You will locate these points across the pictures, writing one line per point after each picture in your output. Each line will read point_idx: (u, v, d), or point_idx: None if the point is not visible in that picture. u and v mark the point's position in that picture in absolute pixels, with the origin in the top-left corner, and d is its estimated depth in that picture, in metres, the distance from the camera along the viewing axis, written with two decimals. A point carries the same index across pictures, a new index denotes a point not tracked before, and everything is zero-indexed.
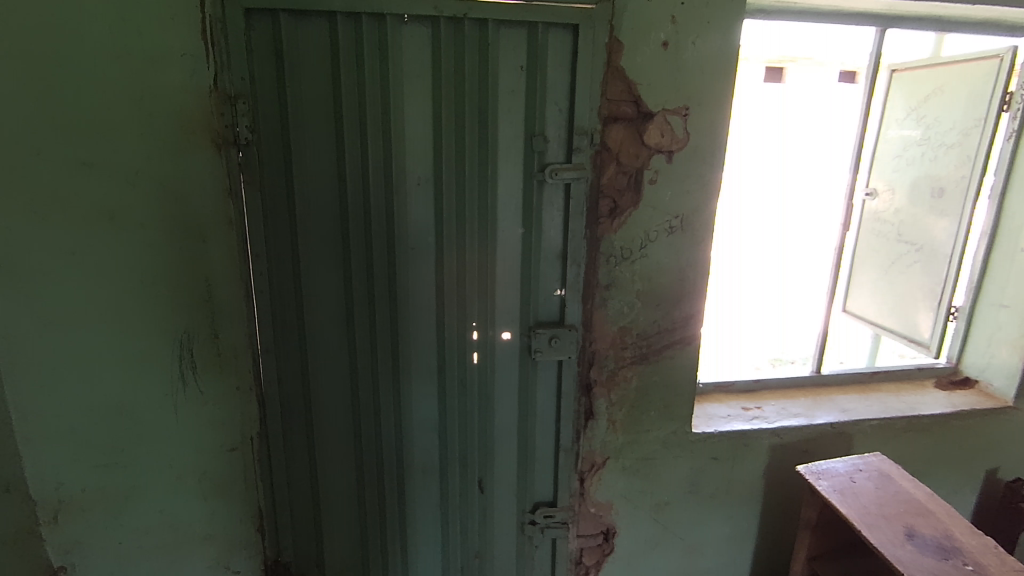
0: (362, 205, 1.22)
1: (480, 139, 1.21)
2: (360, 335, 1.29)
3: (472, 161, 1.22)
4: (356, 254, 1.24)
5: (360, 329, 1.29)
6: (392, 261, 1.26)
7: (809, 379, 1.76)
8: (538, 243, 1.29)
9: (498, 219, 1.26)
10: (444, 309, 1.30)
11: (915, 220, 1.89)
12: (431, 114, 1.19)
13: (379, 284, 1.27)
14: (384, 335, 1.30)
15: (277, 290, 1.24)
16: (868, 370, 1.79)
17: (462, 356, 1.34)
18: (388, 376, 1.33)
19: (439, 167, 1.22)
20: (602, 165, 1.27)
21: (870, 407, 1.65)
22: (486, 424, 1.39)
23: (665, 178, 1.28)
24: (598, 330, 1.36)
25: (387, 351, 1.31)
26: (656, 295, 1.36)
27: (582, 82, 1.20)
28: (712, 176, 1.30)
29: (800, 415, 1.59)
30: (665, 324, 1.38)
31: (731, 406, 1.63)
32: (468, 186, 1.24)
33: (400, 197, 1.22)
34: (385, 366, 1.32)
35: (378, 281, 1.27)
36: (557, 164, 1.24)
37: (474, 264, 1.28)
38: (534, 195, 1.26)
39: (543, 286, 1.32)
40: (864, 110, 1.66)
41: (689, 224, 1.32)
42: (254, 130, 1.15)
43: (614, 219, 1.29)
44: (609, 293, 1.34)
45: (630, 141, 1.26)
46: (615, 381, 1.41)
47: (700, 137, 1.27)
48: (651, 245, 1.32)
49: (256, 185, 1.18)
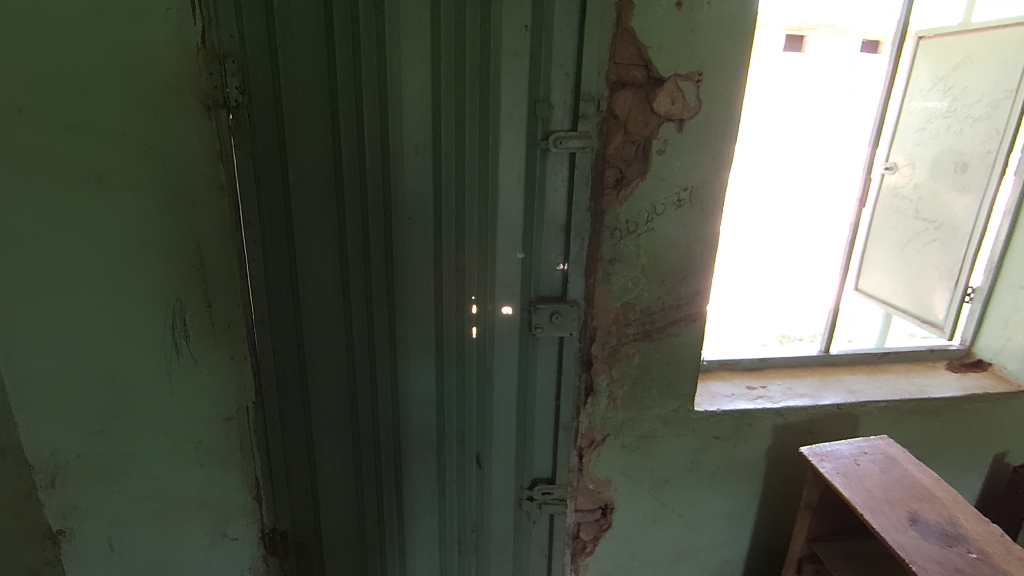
0: (357, 175, 1.18)
1: (483, 104, 1.16)
2: (356, 307, 1.27)
3: (474, 127, 1.17)
4: (352, 224, 1.21)
5: (356, 300, 1.27)
6: (389, 232, 1.22)
7: (816, 358, 1.72)
8: (541, 215, 1.24)
9: (499, 189, 1.22)
10: (443, 282, 1.27)
11: (935, 197, 1.84)
12: (430, 78, 1.13)
13: (375, 257, 1.23)
14: (381, 307, 1.28)
15: (271, 259, 1.22)
16: (878, 351, 1.75)
17: (461, 330, 1.31)
18: (386, 349, 1.31)
19: (438, 134, 1.17)
20: (608, 134, 1.21)
21: (878, 389, 1.61)
22: (485, 399, 1.38)
23: (674, 149, 1.22)
24: (600, 306, 1.33)
25: (384, 323, 1.29)
26: (661, 271, 1.31)
27: (591, 44, 1.13)
28: (724, 148, 1.24)
29: (806, 395, 1.56)
30: (669, 301, 1.34)
31: (736, 384, 1.60)
32: (468, 154, 1.18)
33: (396, 165, 1.18)
34: (382, 339, 1.30)
35: (374, 253, 1.23)
36: (561, 131, 1.18)
37: (475, 237, 1.24)
38: (538, 163, 1.21)
39: (545, 260, 1.28)
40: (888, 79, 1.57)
41: (698, 197, 1.27)
42: (244, 91, 1.11)
43: (620, 191, 1.24)
44: (612, 267, 1.29)
45: (638, 108, 1.20)
46: (617, 357, 1.37)
47: (713, 105, 1.20)
48: (658, 219, 1.27)
49: (249, 150, 1.14)
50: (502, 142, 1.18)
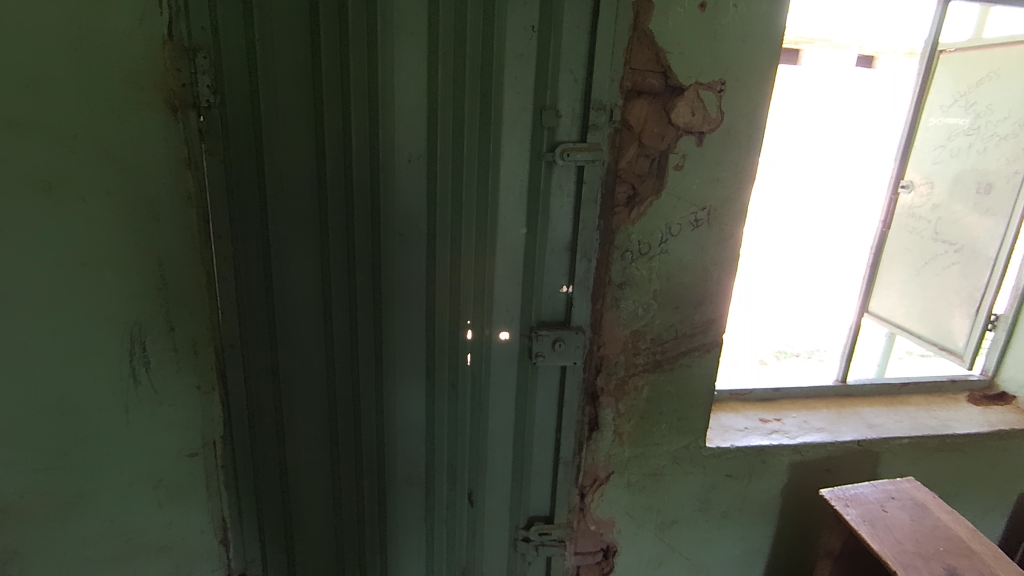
0: (342, 187, 1.06)
1: (483, 113, 1.04)
2: (338, 333, 1.15)
3: (472, 138, 1.06)
4: (335, 242, 1.09)
5: (338, 326, 1.15)
6: (376, 252, 1.10)
7: (832, 389, 1.61)
8: (544, 233, 1.13)
9: (499, 204, 1.10)
10: (436, 306, 1.15)
11: (955, 219, 1.76)
12: (425, 82, 1.02)
13: (360, 278, 1.11)
14: (366, 333, 1.15)
15: (244, 278, 1.09)
16: (897, 382, 1.65)
17: (455, 359, 1.19)
18: (371, 380, 1.19)
19: (433, 144, 1.05)
20: (621, 146, 1.10)
21: (899, 423, 1.51)
22: (479, 434, 1.25)
23: (693, 164, 1.12)
24: (607, 333, 1.21)
25: (369, 351, 1.17)
26: (674, 297, 1.20)
27: (605, 48, 1.02)
28: (747, 164, 1.13)
29: (823, 430, 1.45)
30: (683, 328, 1.23)
31: (748, 416, 1.49)
32: (466, 168, 1.07)
33: (386, 177, 1.06)
34: (366, 368, 1.18)
35: (359, 274, 1.11)
36: (570, 142, 1.07)
37: (471, 258, 1.13)
38: (543, 178, 1.09)
39: (547, 282, 1.16)
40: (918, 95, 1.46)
41: (717, 217, 1.16)
42: (217, 91, 0.99)
43: (632, 208, 1.13)
44: (621, 292, 1.18)
45: (654, 119, 1.09)
46: (624, 389, 1.26)
47: (737, 117, 1.10)
48: (673, 240, 1.16)
49: (220, 156, 1.02)
50: (503, 154, 1.07)
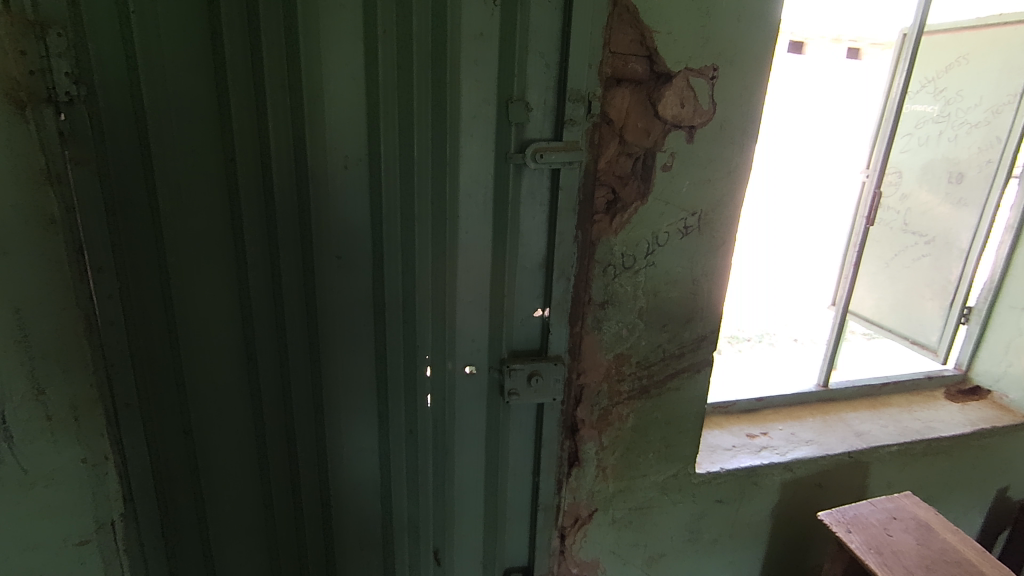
0: (262, 206, 0.85)
1: (437, 109, 0.85)
2: (267, 379, 0.95)
3: (424, 138, 0.86)
4: (256, 271, 0.88)
5: (267, 371, 0.94)
6: (311, 282, 0.90)
7: (814, 395, 1.53)
8: (515, 249, 0.95)
9: (460, 217, 0.91)
10: (387, 341, 0.95)
11: (925, 210, 1.73)
12: (364, 72, 0.82)
13: (291, 314, 0.91)
14: (303, 379, 0.95)
15: (138, 320, 0.86)
16: (878, 382, 1.59)
17: (413, 402, 1.00)
18: (312, 433, 0.99)
19: (377, 148, 0.85)
20: (601, 144, 0.94)
21: (885, 428, 1.44)
22: (443, 483, 1.07)
23: (682, 164, 0.97)
24: (588, 360, 1.05)
25: (310, 399, 0.97)
26: (662, 315, 1.06)
27: (580, 26, 0.85)
28: (740, 163, 0.99)
29: (812, 442, 1.36)
30: (670, 349, 1.09)
31: (734, 433, 1.38)
32: (418, 176, 0.88)
33: (319, 191, 0.85)
34: (305, 419, 0.98)
35: (289, 309, 0.91)
36: (542, 141, 0.89)
37: (428, 282, 0.94)
38: (512, 184, 0.91)
39: (518, 306, 0.99)
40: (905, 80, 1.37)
41: (708, 223, 1.02)
42: (81, 79, 0.73)
43: (613, 216, 0.97)
44: (604, 312, 1.02)
45: (637, 112, 0.94)
46: (607, 420, 1.11)
47: (730, 109, 0.95)
48: (660, 251, 1.01)
49: (94, 166, 0.77)
50: (463, 157, 0.88)
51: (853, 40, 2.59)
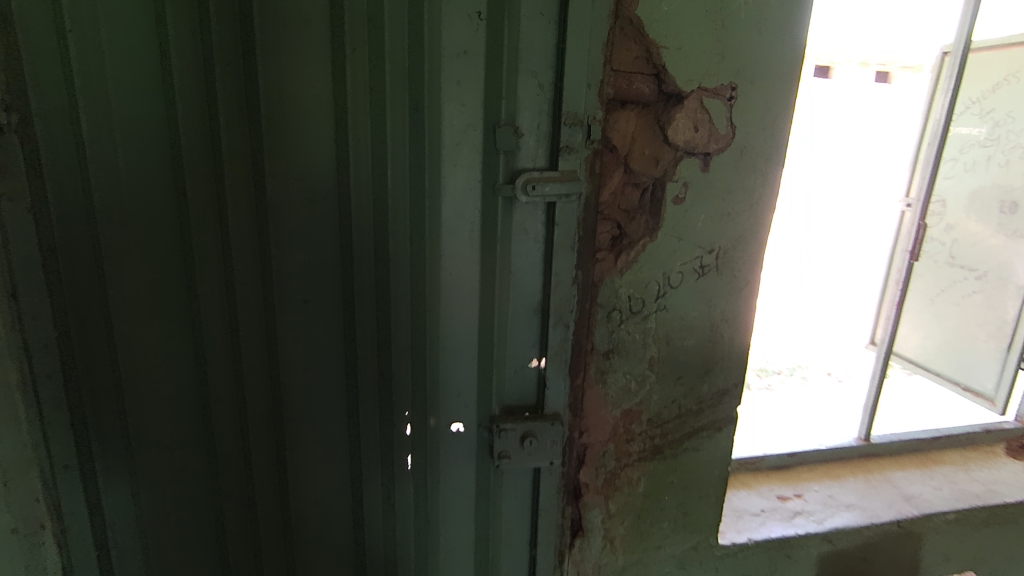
0: (217, 243, 0.76)
1: (415, 135, 0.75)
2: (223, 439, 0.84)
3: (398, 168, 0.76)
4: (209, 317, 0.78)
5: (223, 428, 0.83)
6: (272, 328, 0.80)
7: (854, 450, 1.37)
8: (506, 292, 0.84)
9: (441, 256, 0.80)
10: (359, 396, 0.84)
11: (973, 242, 1.59)
12: (331, 94, 0.72)
13: (248, 364, 0.81)
14: (264, 437, 0.85)
15: (78, 378, 0.74)
16: (928, 436, 1.42)
17: (390, 465, 0.88)
18: (275, 499, 0.88)
19: (346, 180, 0.75)
20: (603, 173, 0.83)
21: (938, 491, 1.26)
22: (425, 556, 0.94)
23: (696, 195, 0.85)
24: (592, 416, 0.93)
25: (272, 460, 0.86)
26: (676, 366, 0.93)
27: (577, 41, 0.74)
28: (763, 194, 0.87)
29: (854, 508, 1.20)
30: (687, 405, 0.96)
31: (763, 494, 1.23)
32: (393, 211, 0.77)
33: (279, 228, 0.75)
34: (265, 482, 0.87)
35: (246, 359, 0.81)
36: (535, 171, 0.78)
37: (407, 330, 0.82)
38: (501, 219, 0.81)
39: (510, 356, 0.87)
40: (953, 100, 1.23)
41: (727, 262, 0.89)
42: (15, 102, 0.65)
43: (618, 254, 0.85)
44: (609, 363, 0.90)
45: (644, 137, 0.83)
46: (615, 484, 0.97)
47: (750, 133, 0.84)
48: (673, 293, 0.89)
49: (29, 201, 0.67)
50: (445, 189, 0.77)
51: (885, 62, 2.79)
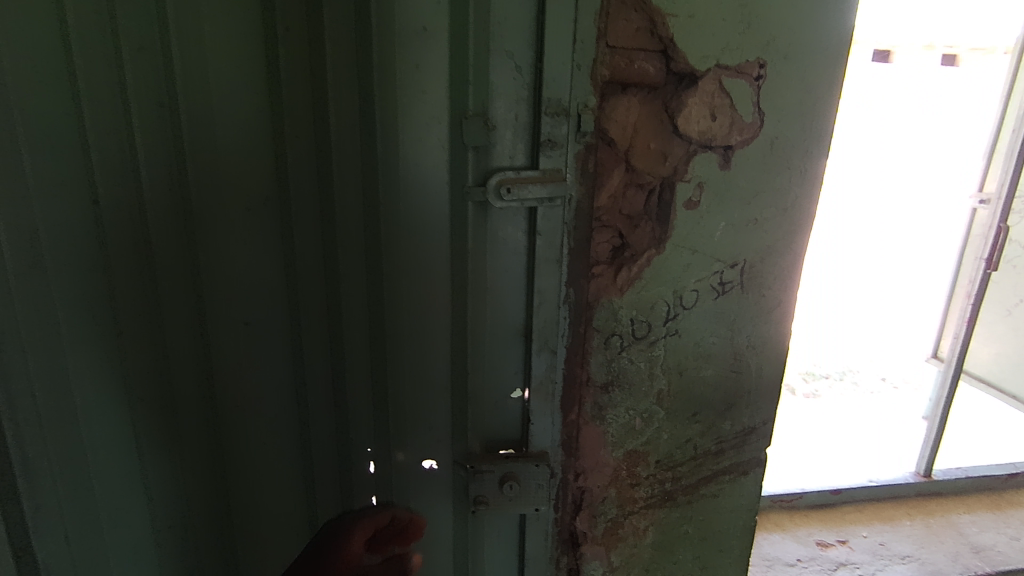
0: (144, 270, 0.64)
1: (365, 130, 0.65)
2: (161, 507, 0.70)
3: (345, 170, 0.67)
4: (140, 358, 0.65)
5: (162, 492, 0.70)
6: (209, 354, 0.71)
7: (912, 488, 1.18)
8: (482, 316, 0.71)
9: (401, 276, 0.69)
10: (311, 420, 0.79)
11: None
12: (267, 95, 0.66)
13: (182, 407, 0.70)
14: (204, 486, 0.74)
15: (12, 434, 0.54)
16: (1002, 473, 1.21)
17: (348, 492, 0.82)
18: (216, 556, 0.77)
19: (286, 189, 0.69)
20: (600, 172, 0.68)
21: (1015, 542, 1.07)
22: None
23: (715, 198, 0.69)
24: (589, 458, 0.79)
25: (212, 510, 0.76)
26: (690, 401, 0.78)
27: (560, 13, 0.60)
28: (800, 196, 0.71)
29: (910, 560, 1.02)
30: (703, 445, 0.81)
31: (800, 540, 1.07)
32: (341, 220, 0.70)
33: (210, 238, 0.68)
34: (205, 541, 0.76)
35: (180, 400, 0.70)
36: (510, 171, 0.65)
37: (363, 351, 0.74)
38: (473, 230, 0.67)
39: (489, 389, 0.74)
40: None
41: (754, 278, 0.74)
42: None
43: (619, 269, 0.71)
44: (607, 397, 0.76)
45: (649, 127, 0.67)
46: (617, 535, 0.83)
47: (785, 121, 0.68)
48: (686, 315, 0.74)
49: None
50: (406, 194, 0.65)
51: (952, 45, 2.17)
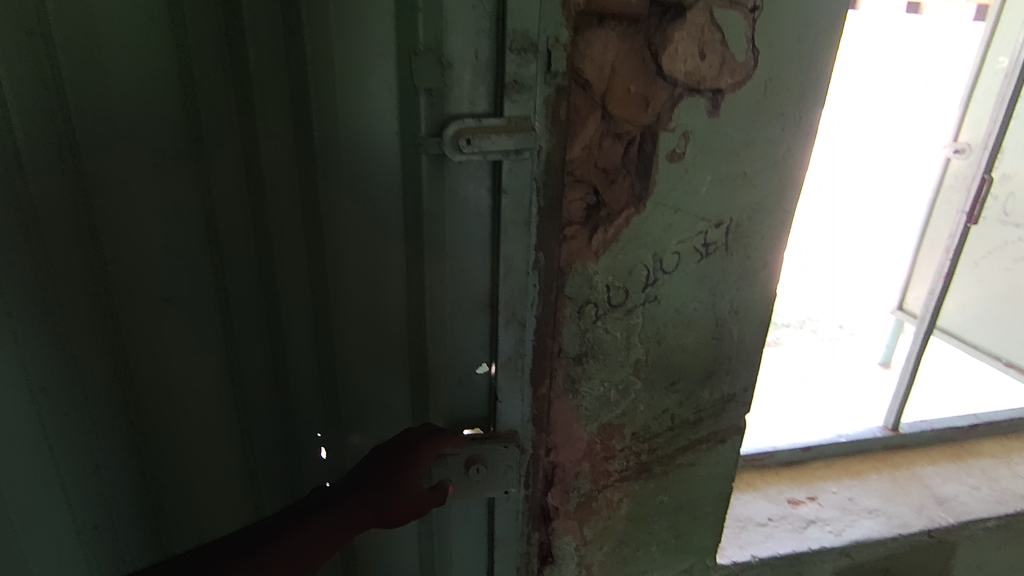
0: (35, 258, 0.54)
1: (293, 82, 0.56)
2: (83, 517, 0.64)
3: (273, 128, 0.58)
4: (48, 363, 0.57)
5: (81, 503, 0.63)
6: (117, 332, 0.62)
7: (879, 442, 1.18)
8: (442, 285, 0.63)
9: (344, 241, 0.61)
10: (248, 402, 0.71)
11: None
12: (165, 23, 0.54)
13: (98, 407, 0.62)
14: (133, 484, 0.68)
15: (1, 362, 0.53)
16: (965, 425, 1.23)
17: (297, 479, 0.75)
18: (149, 540, 0.72)
19: (200, 140, 0.59)
20: (574, 119, 0.59)
21: (976, 492, 1.09)
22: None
23: (701, 149, 0.62)
24: (561, 432, 0.74)
25: (144, 506, 0.70)
26: (668, 369, 0.73)
27: None
28: (793, 147, 0.64)
29: (878, 514, 1.03)
30: (681, 415, 0.77)
31: (771, 498, 1.06)
32: (269, 180, 0.60)
33: (112, 214, 0.58)
34: (133, 543, 0.70)
35: (95, 402, 0.62)
36: (469, 118, 0.55)
37: (306, 330, 0.67)
38: (429, 189, 0.58)
39: (451, 365, 0.67)
40: None
41: (740, 239, 0.68)
42: None
43: (594, 229, 0.64)
44: (581, 369, 0.70)
45: (630, 66, 0.59)
46: (591, 509, 0.80)
47: (782, 60, 0.60)
48: (666, 280, 0.68)
49: None
50: (349, 147, 0.57)
51: None
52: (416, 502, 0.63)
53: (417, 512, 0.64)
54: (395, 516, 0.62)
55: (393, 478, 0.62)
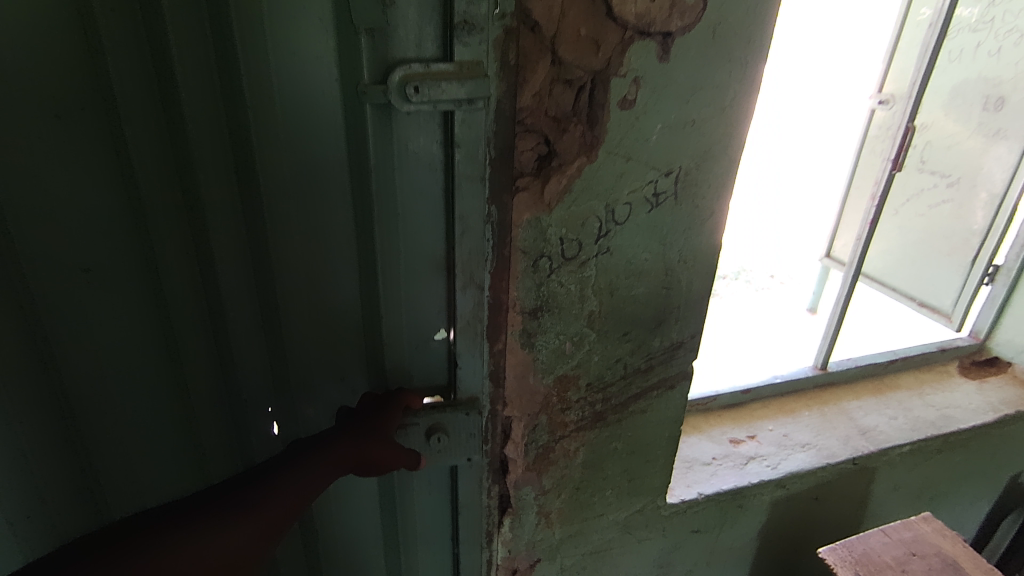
0: None
1: (213, 24, 0.50)
2: (10, 494, 0.61)
3: (196, 82, 0.53)
4: None
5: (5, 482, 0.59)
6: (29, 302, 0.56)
7: (810, 381, 1.27)
8: (392, 240, 0.61)
9: (283, 197, 0.57)
10: (184, 377, 0.66)
11: (949, 144, 1.40)
12: None
13: (12, 385, 0.57)
14: (62, 460, 0.63)
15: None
16: (885, 360, 1.33)
17: (244, 449, 0.73)
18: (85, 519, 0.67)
19: (106, 86, 0.52)
20: (523, 64, 0.57)
21: (894, 421, 1.19)
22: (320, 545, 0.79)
23: (652, 96, 0.61)
24: (517, 387, 0.74)
25: (70, 491, 0.65)
26: (622, 320, 0.74)
27: None
28: (740, 94, 0.65)
29: (810, 447, 1.10)
30: (633, 364, 0.79)
31: (715, 438, 1.11)
32: (193, 134, 0.54)
33: (5, 174, 0.51)
34: (68, 518, 0.66)
35: (7, 376, 0.57)
36: (416, 63, 0.53)
37: (247, 302, 0.64)
38: (374, 138, 0.55)
39: (403, 323, 0.66)
40: None
41: (688, 187, 0.68)
42: None
43: (546, 179, 0.62)
44: (537, 323, 0.70)
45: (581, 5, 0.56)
46: (548, 459, 0.81)
47: (729, 2, 0.59)
48: (618, 232, 0.68)
49: None
50: (283, 92, 0.53)
51: None
52: (393, 456, 0.63)
53: (391, 467, 0.64)
54: (370, 466, 0.62)
55: (367, 426, 0.63)
